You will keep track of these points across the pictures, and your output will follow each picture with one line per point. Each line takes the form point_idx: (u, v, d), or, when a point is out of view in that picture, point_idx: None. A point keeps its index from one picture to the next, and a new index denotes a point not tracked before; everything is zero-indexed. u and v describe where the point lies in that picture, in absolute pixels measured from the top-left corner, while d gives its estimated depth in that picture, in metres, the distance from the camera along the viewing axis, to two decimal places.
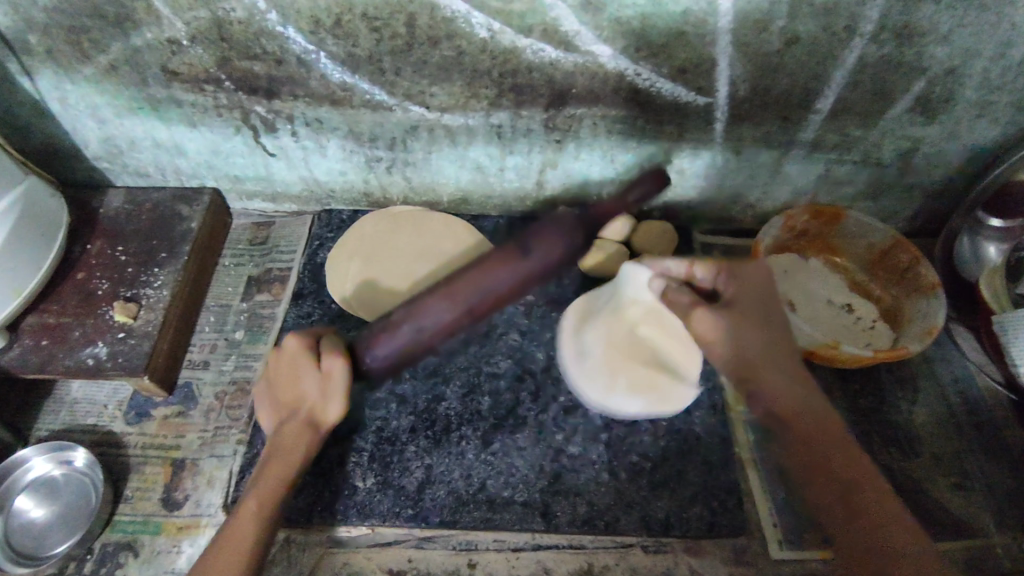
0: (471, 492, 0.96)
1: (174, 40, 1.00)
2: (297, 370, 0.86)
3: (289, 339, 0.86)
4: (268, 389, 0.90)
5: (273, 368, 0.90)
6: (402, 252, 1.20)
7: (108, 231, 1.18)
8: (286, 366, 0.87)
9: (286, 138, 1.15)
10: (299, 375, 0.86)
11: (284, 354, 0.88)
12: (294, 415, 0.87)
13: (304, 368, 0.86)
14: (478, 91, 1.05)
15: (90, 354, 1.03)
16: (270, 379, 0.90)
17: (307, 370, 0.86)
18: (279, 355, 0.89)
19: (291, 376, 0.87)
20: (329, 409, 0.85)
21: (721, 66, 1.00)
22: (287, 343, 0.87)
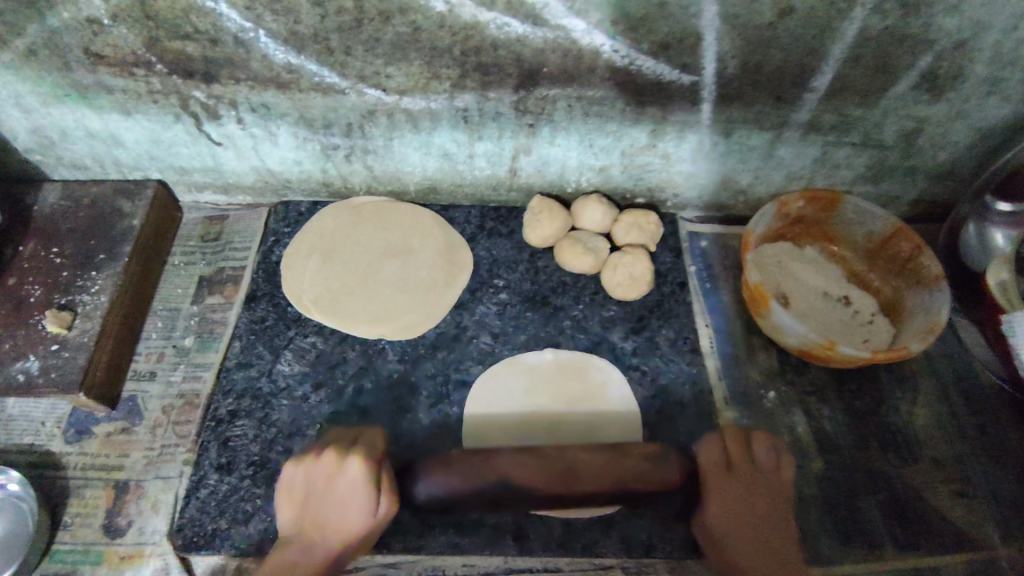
0: (437, 514, 0.89)
1: (94, 19, 0.88)
2: (352, 501, 0.78)
3: (354, 465, 0.79)
4: (300, 500, 0.81)
5: (318, 483, 0.81)
6: (363, 249, 1.10)
7: (42, 230, 1.08)
8: (340, 493, 0.79)
9: (232, 125, 1.05)
10: (353, 504, 0.78)
11: (344, 476, 0.79)
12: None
13: (363, 494, 0.77)
14: (439, 71, 0.95)
15: (21, 370, 0.94)
16: (307, 496, 0.81)
17: (357, 509, 0.78)
18: (335, 473, 0.80)
19: (340, 504, 0.79)
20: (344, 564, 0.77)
21: (708, 41, 0.90)
22: (351, 468, 0.79)
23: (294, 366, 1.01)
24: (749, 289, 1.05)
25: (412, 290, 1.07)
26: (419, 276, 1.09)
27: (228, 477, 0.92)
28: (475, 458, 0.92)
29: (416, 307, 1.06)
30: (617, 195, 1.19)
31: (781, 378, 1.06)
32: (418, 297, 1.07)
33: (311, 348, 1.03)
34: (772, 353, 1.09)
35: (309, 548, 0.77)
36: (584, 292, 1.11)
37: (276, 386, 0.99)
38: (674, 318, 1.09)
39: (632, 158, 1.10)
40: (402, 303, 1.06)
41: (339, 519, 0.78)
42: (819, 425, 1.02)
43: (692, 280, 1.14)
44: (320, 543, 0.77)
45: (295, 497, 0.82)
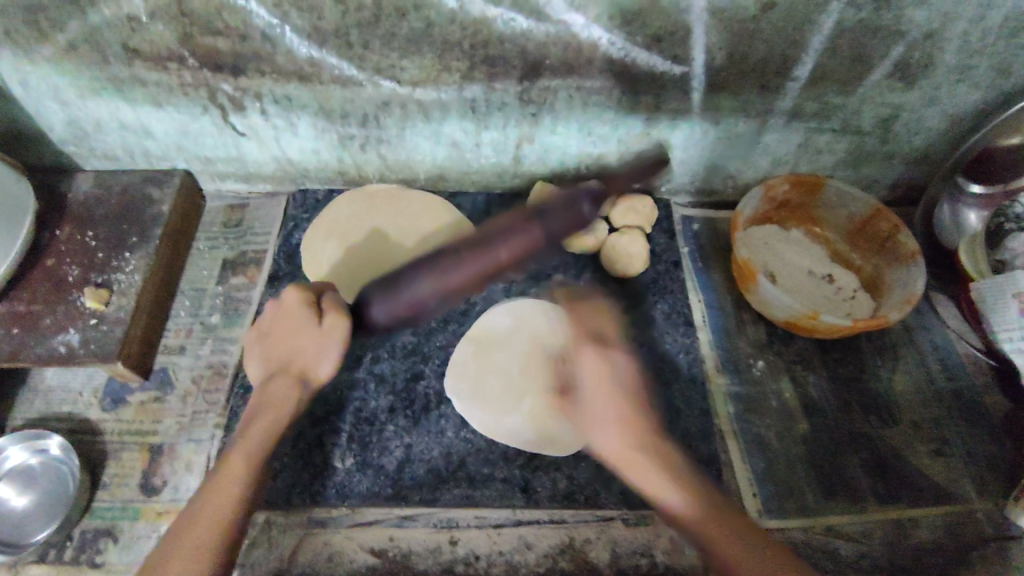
0: (451, 470, 0.96)
1: (133, 17, 0.96)
2: (299, 327, 0.91)
3: (291, 295, 0.92)
4: (260, 338, 0.94)
5: (264, 325, 0.94)
6: (378, 232, 1.18)
7: (77, 216, 1.15)
8: (286, 324, 0.92)
9: (256, 116, 1.12)
10: (303, 327, 0.91)
11: (284, 306, 0.93)
12: (284, 372, 0.89)
13: (311, 326, 0.91)
14: (450, 63, 1.02)
15: (63, 341, 1.02)
16: (264, 333, 0.94)
17: (306, 323, 0.91)
18: (289, 305, 0.92)
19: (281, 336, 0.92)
20: (323, 365, 0.91)
21: (697, 34, 0.98)
22: (289, 296, 0.93)
23: None
24: (739, 265, 1.13)
25: None
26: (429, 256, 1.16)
27: None
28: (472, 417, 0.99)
29: None
30: None
31: (769, 349, 1.14)
32: None
33: None
34: (760, 327, 1.16)
35: (269, 396, 0.87)
36: (584, 270, 1.18)
37: None
38: (669, 294, 1.17)
39: (628, 145, 1.18)
40: None
41: (295, 350, 0.91)
42: (805, 390, 1.10)
43: (685, 258, 1.22)
44: (284, 394, 0.87)
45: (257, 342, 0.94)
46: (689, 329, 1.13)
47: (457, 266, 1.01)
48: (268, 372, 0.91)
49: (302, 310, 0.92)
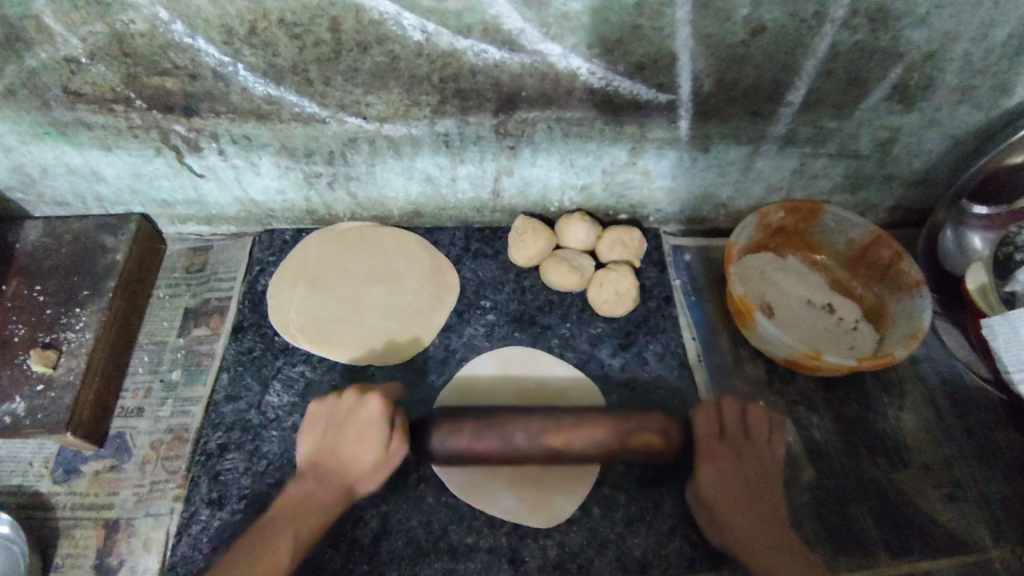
0: (431, 541, 0.89)
1: (72, 58, 0.89)
2: (366, 435, 0.87)
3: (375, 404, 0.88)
4: (322, 428, 0.91)
5: (341, 414, 0.91)
6: (349, 275, 1.11)
7: (24, 269, 1.07)
8: (358, 426, 0.88)
9: (213, 157, 1.05)
10: (369, 439, 0.87)
11: (361, 412, 0.89)
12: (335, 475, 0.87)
13: (377, 437, 0.87)
14: (419, 98, 0.95)
15: (7, 411, 0.94)
16: (334, 421, 0.91)
17: (374, 439, 0.87)
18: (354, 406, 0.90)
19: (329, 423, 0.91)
20: (370, 482, 0.88)
21: (682, 61, 0.91)
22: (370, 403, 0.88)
23: (284, 396, 1.00)
24: (734, 300, 1.06)
25: (399, 314, 1.08)
26: (404, 300, 1.09)
27: (220, 513, 0.90)
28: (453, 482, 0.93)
29: (404, 332, 1.06)
30: (600, 212, 1.20)
31: (769, 389, 1.07)
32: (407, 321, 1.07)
33: (300, 378, 1.02)
34: (759, 365, 1.10)
35: (316, 490, 0.87)
36: (571, 310, 1.11)
37: (266, 418, 0.98)
38: (662, 333, 1.10)
39: (613, 176, 1.11)
40: (391, 327, 1.06)
41: (349, 456, 0.88)
42: (809, 433, 1.03)
43: (678, 293, 1.15)
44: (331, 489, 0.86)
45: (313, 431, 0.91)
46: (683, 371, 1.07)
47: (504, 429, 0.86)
48: (317, 464, 0.89)
49: (378, 419, 0.88)
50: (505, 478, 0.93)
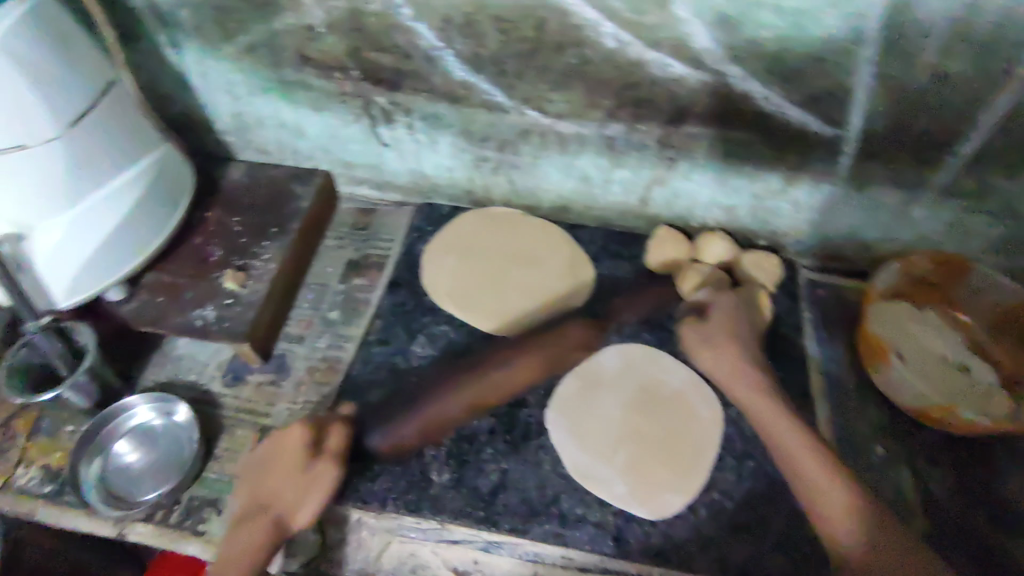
0: (544, 503, 0.96)
1: (311, 27, 1.04)
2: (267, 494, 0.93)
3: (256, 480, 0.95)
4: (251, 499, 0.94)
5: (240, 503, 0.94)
6: (496, 255, 1.21)
7: (227, 200, 1.24)
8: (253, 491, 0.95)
9: (402, 129, 1.18)
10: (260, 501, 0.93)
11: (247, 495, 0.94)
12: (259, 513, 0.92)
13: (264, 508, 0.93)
14: (597, 101, 1.04)
15: (200, 315, 1.09)
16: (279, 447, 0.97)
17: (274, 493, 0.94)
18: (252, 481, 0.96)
19: (275, 485, 0.95)
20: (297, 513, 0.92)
21: (857, 99, 0.95)
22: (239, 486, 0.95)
23: (427, 350, 1.12)
24: (869, 340, 1.11)
25: (537, 296, 1.16)
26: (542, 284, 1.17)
27: (362, 438, 1.02)
28: (569, 458, 0.99)
29: (539, 313, 1.14)
30: (739, 235, 1.24)
31: (888, 433, 1.07)
32: (544, 304, 1.15)
33: (443, 336, 1.13)
34: (880, 409, 1.10)
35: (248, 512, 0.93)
36: (699, 321, 1.15)
37: (410, 365, 1.10)
38: (785, 359, 1.12)
39: (762, 201, 1.16)
40: (528, 308, 1.15)
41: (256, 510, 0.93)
42: (927, 485, 1.02)
43: (807, 325, 1.18)
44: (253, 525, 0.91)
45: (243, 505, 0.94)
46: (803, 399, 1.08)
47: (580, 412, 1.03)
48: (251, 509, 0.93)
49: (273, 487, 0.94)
50: (614, 468, 0.98)
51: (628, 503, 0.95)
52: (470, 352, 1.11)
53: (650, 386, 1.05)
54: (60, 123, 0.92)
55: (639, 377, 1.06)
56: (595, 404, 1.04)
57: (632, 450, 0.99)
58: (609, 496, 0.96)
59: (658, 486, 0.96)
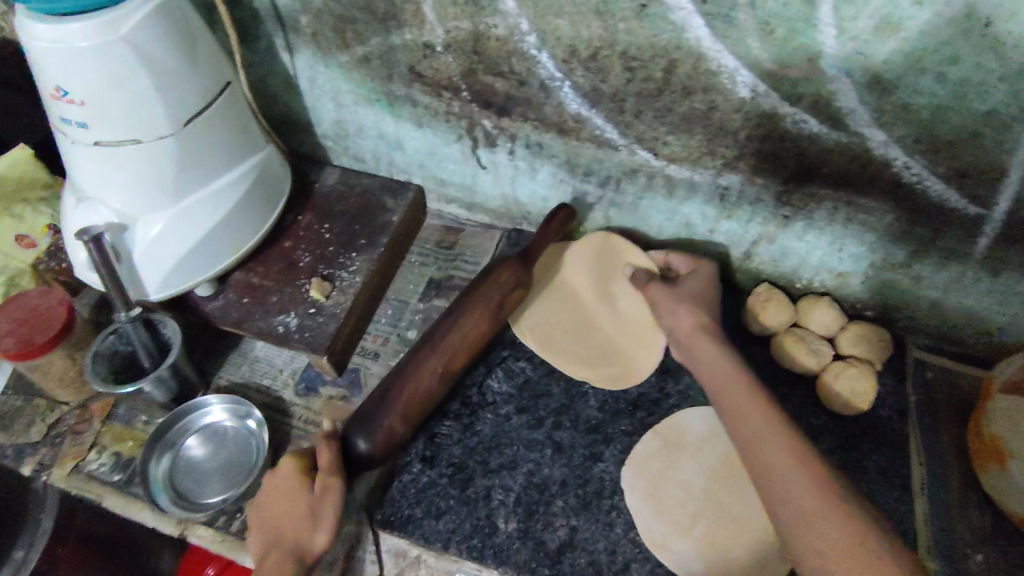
0: (612, 570, 0.90)
1: (430, 45, 1.01)
2: (289, 496, 0.86)
3: (285, 463, 0.88)
4: (270, 504, 0.86)
5: (262, 506, 0.87)
6: (579, 293, 1.16)
7: (318, 206, 1.23)
8: (274, 496, 0.86)
9: (503, 154, 1.15)
10: (288, 503, 0.85)
11: (270, 502, 0.87)
12: (279, 539, 0.83)
13: (290, 502, 0.85)
14: (717, 149, 0.98)
15: (281, 322, 1.08)
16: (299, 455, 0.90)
17: (292, 501, 0.85)
18: (273, 486, 0.87)
19: (285, 499, 0.86)
20: (316, 533, 0.83)
21: (1012, 180, 0.86)
22: (277, 474, 0.88)
23: (505, 386, 1.07)
24: (982, 441, 0.99)
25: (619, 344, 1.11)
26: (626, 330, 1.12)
27: (429, 471, 0.99)
28: (642, 524, 0.93)
29: (620, 361, 1.10)
30: (846, 302, 1.16)
31: (996, 545, 0.97)
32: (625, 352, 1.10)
33: (521, 373, 1.09)
34: (989, 515, 0.99)
35: (275, 530, 0.84)
36: (795, 392, 1.08)
37: (484, 399, 1.06)
38: (887, 446, 1.03)
39: (879, 272, 1.07)
40: (608, 355, 1.10)
41: (274, 525, 0.85)
42: None
43: (912, 411, 1.08)
44: (279, 553, 0.82)
45: (268, 512, 0.86)
46: (904, 493, 0.99)
47: (665, 477, 0.97)
48: (273, 529, 0.85)
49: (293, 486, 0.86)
50: (692, 542, 0.91)
51: None
52: (547, 394, 1.07)
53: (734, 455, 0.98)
54: (176, 121, 0.93)
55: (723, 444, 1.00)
56: (680, 469, 0.98)
57: (712, 524, 0.92)
58: (683, 572, 0.89)
59: (737, 569, 0.89)
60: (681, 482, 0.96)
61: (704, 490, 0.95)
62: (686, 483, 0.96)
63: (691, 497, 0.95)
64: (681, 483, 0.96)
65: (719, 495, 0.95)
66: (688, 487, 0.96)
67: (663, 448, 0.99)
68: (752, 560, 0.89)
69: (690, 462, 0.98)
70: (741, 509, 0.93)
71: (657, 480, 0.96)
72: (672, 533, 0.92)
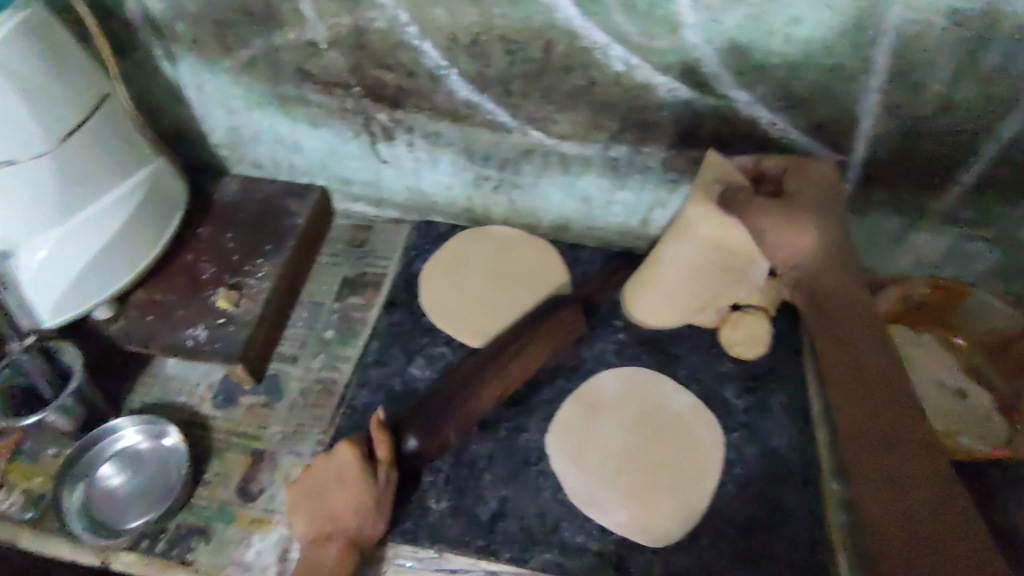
0: (543, 532, 0.94)
1: (314, 43, 1.02)
2: (345, 485, 0.90)
3: (341, 454, 0.91)
4: (314, 495, 0.91)
5: (308, 492, 0.91)
6: (473, 267, 1.20)
7: (219, 216, 1.21)
8: (325, 484, 0.91)
9: (402, 147, 1.16)
10: (342, 492, 0.90)
11: (323, 491, 0.91)
12: (331, 526, 0.88)
13: (345, 491, 0.90)
14: (602, 123, 1.03)
15: (191, 335, 1.06)
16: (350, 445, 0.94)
17: (341, 490, 0.90)
18: (327, 475, 0.91)
19: (341, 489, 0.90)
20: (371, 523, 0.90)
21: (863, 126, 0.95)
22: (331, 462, 0.92)
23: (426, 372, 1.09)
24: None
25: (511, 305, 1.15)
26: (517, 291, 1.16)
27: None
28: (569, 485, 0.97)
29: (512, 320, 1.13)
30: None
31: None
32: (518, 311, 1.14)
33: (441, 357, 1.10)
34: None
35: (325, 520, 0.89)
36: (701, 344, 1.14)
37: (407, 387, 1.07)
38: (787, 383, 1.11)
39: None
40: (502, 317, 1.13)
41: (325, 512, 0.90)
42: None
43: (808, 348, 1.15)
44: (333, 542, 0.87)
45: (313, 504, 0.90)
46: None
47: (588, 438, 1.01)
48: (322, 520, 0.89)
49: (349, 473, 0.91)
50: (617, 495, 0.96)
51: (630, 531, 0.93)
52: None
53: (651, 410, 1.04)
54: (52, 137, 0.89)
55: (639, 401, 1.05)
56: (600, 428, 1.02)
57: (634, 475, 0.97)
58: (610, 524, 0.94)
59: (657, 513, 0.94)
60: (604, 440, 1.00)
61: (626, 445, 1.00)
62: (609, 440, 1.00)
63: (615, 452, 0.99)
64: (605, 441, 1.00)
65: (639, 448, 1.00)
66: (612, 444, 1.00)
67: (584, 412, 1.04)
68: (671, 503, 0.95)
69: (611, 421, 1.02)
70: (660, 458, 0.99)
71: (580, 443, 1.00)
72: (598, 489, 0.96)
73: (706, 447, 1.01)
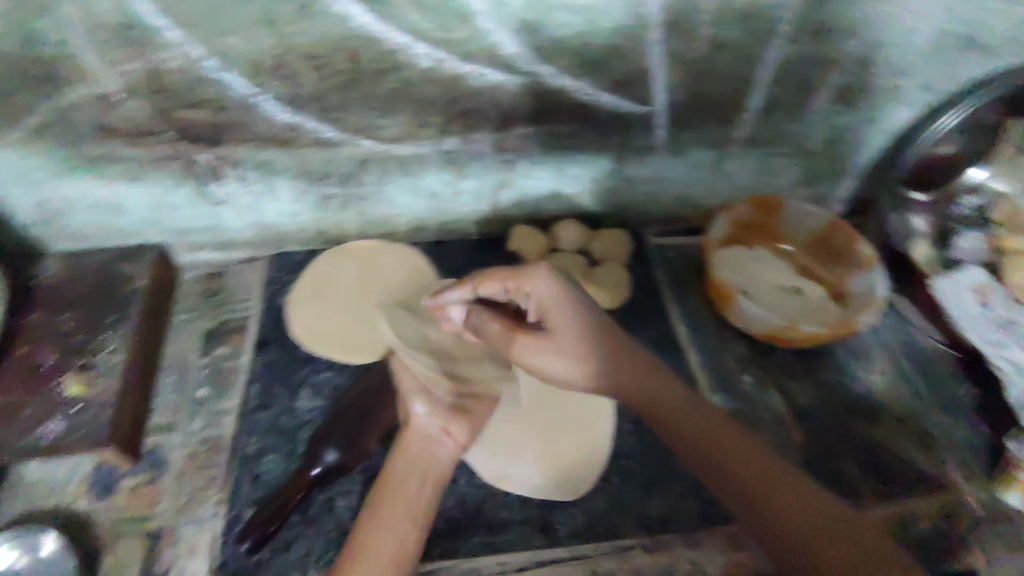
0: (468, 518, 0.96)
1: (107, 95, 0.96)
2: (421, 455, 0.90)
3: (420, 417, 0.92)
4: (423, 471, 0.89)
5: (415, 469, 0.89)
6: (341, 282, 1.20)
7: (47, 300, 1.11)
8: (417, 453, 0.90)
9: (234, 183, 1.12)
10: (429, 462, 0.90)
11: (397, 464, 0.89)
12: (407, 504, 0.86)
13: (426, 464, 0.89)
14: (428, 120, 1.06)
15: (45, 432, 0.97)
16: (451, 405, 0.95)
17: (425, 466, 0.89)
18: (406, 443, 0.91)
19: (413, 460, 0.89)
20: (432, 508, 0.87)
21: (657, 76, 1.05)
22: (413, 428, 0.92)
23: (314, 402, 1.08)
24: (716, 286, 1.18)
25: (384, 314, 1.16)
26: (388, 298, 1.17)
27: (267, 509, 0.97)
28: (482, 467, 1.00)
29: (386, 329, 1.15)
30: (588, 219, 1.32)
31: (754, 363, 1.19)
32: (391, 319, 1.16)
33: (328, 382, 1.11)
34: (742, 343, 1.21)
35: (394, 499, 0.86)
36: None
37: (299, 421, 1.06)
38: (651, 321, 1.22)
39: (600, 183, 1.24)
40: (377, 327, 1.15)
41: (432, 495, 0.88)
42: (794, 399, 1.14)
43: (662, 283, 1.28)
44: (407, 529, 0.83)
45: (421, 478, 0.88)
46: (676, 351, 1.18)
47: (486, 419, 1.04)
48: (407, 497, 0.86)
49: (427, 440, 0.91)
50: (526, 463, 1.00)
51: (546, 491, 0.98)
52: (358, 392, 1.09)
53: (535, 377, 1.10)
54: None
55: None
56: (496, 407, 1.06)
57: (535, 441, 1.02)
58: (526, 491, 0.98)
59: (565, 470, 1.00)
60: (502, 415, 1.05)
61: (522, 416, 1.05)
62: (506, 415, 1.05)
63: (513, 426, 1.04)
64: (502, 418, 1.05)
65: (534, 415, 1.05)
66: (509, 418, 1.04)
67: None
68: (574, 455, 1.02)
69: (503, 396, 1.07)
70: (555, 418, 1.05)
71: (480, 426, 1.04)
72: (508, 463, 1.00)
73: (596, 396, 1.09)
